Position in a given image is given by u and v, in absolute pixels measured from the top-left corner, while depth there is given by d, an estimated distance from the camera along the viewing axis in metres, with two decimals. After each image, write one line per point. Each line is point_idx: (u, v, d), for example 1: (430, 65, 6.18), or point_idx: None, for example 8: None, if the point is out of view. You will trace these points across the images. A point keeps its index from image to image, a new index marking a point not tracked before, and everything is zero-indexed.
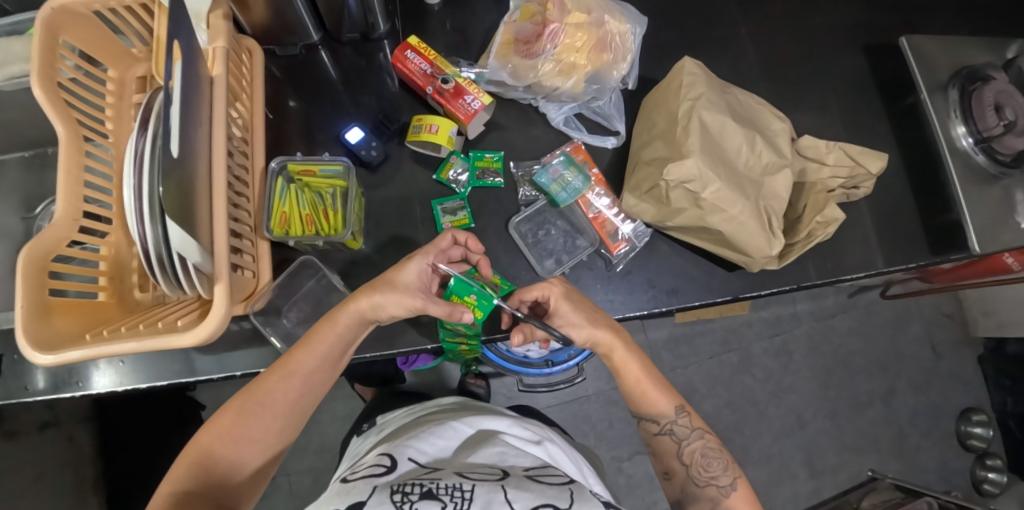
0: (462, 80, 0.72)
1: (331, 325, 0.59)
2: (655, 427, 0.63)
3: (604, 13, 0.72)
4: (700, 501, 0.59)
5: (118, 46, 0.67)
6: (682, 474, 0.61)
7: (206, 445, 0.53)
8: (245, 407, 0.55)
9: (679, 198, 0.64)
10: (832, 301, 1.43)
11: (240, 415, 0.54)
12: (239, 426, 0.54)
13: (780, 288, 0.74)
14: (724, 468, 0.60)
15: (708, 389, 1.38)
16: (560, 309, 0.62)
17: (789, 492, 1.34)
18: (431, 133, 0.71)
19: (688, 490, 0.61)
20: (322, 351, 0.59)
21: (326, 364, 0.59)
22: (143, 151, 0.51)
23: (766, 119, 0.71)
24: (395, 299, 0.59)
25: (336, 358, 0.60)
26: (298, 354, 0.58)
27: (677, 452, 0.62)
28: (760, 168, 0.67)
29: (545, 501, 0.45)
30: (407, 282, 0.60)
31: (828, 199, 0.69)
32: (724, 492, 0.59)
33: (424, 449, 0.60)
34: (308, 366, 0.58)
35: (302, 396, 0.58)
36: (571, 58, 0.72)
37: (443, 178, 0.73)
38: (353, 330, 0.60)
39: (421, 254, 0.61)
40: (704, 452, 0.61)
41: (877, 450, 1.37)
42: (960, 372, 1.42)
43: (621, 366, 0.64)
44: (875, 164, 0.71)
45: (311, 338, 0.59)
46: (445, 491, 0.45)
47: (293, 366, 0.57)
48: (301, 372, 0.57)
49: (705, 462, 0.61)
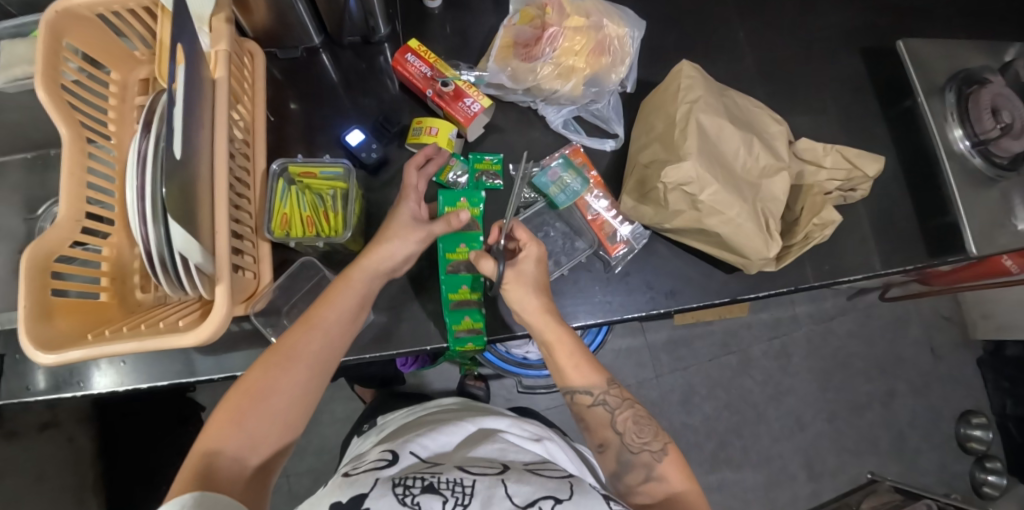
0: (461, 83, 0.72)
1: (346, 282, 0.61)
2: (587, 398, 0.63)
3: (602, 17, 0.73)
4: (637, 470, 0.59)
5: (120, 49, 0.67)
6: (616, 444, 0.61)
7: (236, 401, 0.53)
8: (272, 362, 0.56)
9: (676, 201, 0.65)
10: (831, 304, 1.44)
11: (266, 369, 0.55)
12: (266, 380, 0.55)
13: (778, 290, 0.75)
14: (655, 434, 0.61)
15: (707, 391, 1.38)
16: (525, 266, 0.65)
17: (789, 494, 1.34)
18: (431, 136, 0.72)
19: (622, 458, 0.60)
20: (342, 306, 0.60)
21: (347, 319, 0.60)
22: (146, 153, 0.51)
23: (763, 122, 0.72)
24: (401, 243, 0.63)
25: (355, 314, 0.61)
26: (318, 309, 0.59)
27: (609, 422, 0.62)
28: (758, 170, 0.68)
29: (546, 494, 0.46)
30: (405, 221, 0.64)
31: (825, 202, 0.69)
32: (656, 457, 0.59)
33: (425, 445, 0.60)
34: (330, 320, 0.59)
35: (325, 353, 0.58)
36: (570, 61, 0.72)
37: (443, 180, 0.73)
38: (368, 283, 0.62)
39: (405, 198, 0.65)
40: (637, 420, 0.62)
41: (877, 452, 1.37)
42: (959, 375, 1.42)
43: (553, 340, 0.64)
44: (872, 166, 0.71)
45: (329, 295, 0.60)
46: (447, 485, 0.46)
47: (315, 319, 0.59)
48: (322, 326, 0.59)
49: (637, 429, 0.61)
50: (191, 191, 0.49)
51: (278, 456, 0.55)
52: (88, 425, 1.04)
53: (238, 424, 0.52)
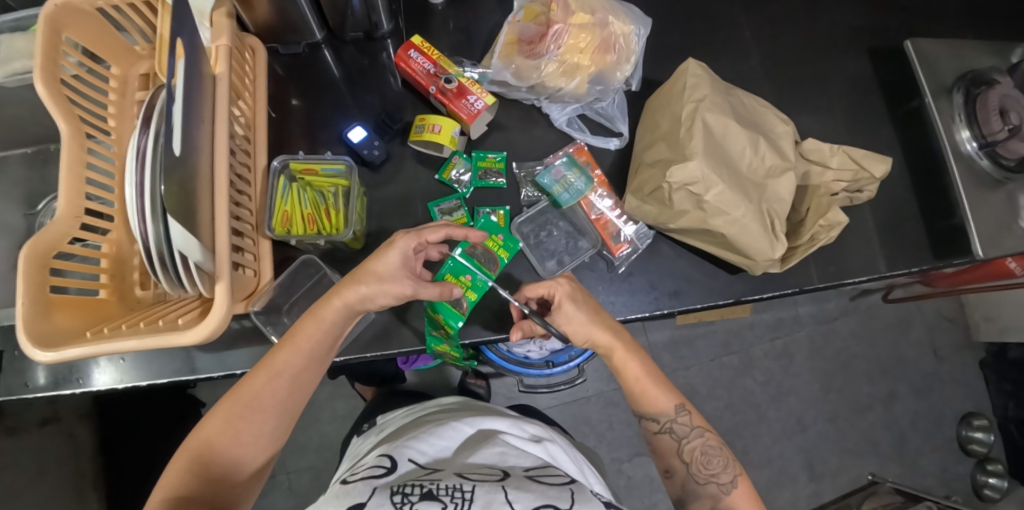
0: (464, 80, 0.72)
1: (314, 322, 0.58)
2: (654, 425, 0.63)
3: (608, 14, 0.72)
4: (702, 500, 0.59)
5: (121, 44, 0.67)
6: (682, 473, 0.61)
7: (198, 448, 0.53)
8: (234, 410, 0.54)
9: (681, 201, 0.64)
10: (834, 304, 1.43)
11: (228, 419, 0.54)
12: (229, 431, 0.54)
13: (782, 291, 0.74)
14: (725, 465, 0.60)
15: (708, 392, 1.37)
16: (563, 308, 0.61)
17: (789, 495, 1.34)
18: (433, 133, 0.71)
19: (688, 487, 0.61)
20: (307, 349, 0.58)
21: (313, 361, 0.58)
22: (145, 149, 0.51)
23: (769, 122, 0.71)
24: (381, 286, 0.58)
25: (322, 353, 0.59)
26: (282, 353, 0.57)
27: (676, 451, 0.62)
28: (763, 171, 0.67)
29: (546, 502, 0.46)
30: (392, 266, 0.58)
31: (831, 202, 0.68)
32: (724, 490, 0.59)
33: (424, 450, 0.60)
34: (294, 365, 0.57)
35: (291, 393, 0.57)
36: (575, 58, 0.71)
37: (445, 179, 0.73)
38: (340, 323, 0.59)
39: (400, 241, 0.59)
40: (705, 450, 0.61)
41: (878, 454, 1.37)
42: (961, 377, 1.42)
43: (620, 367, 0.64)
44: (879, 167, 0.70)
45: (295, 335, 0.58)
46: (445, 492, 0.45)
47: (280, 365, 0.57)
48: (288, 371, 0.57)
49: (705, 459, 0.60)
50: (189, 187, 0.49)
51: (246, 498, 0.56)
52: (87, 421, 1.04)
53: (203, 475, 0.52)
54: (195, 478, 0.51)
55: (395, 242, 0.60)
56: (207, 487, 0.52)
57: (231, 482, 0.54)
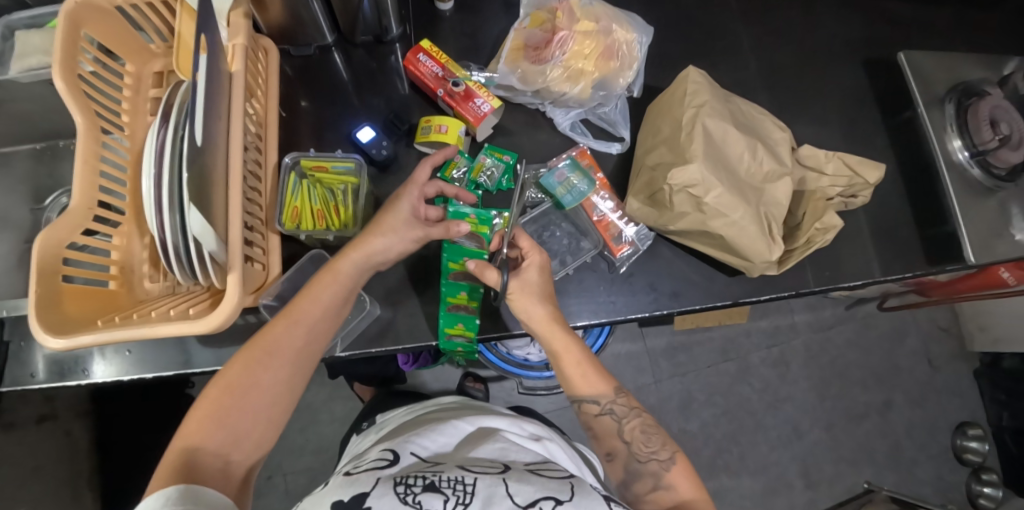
0: (472, 83, 0.73)
1: (332, 274, 0.60)
2: (595, 408, 0.63)
3: (611, 22, 0.74)
4: (644, 479, 0.59)
5: (136, 43, 0.69)
6: (623, 453, 0.62)
7: (220, 397, 0.53)
8: (254, 358, 0.55)
9: (682, 202, 0.66)
10: (829, 313, 1.44)
11: (248, 366, 0.54)
12: (249, 377, 0.54)
13: (779, 294, 0.75)
14: (662, 443, 0.61)
15: (705, 398, 1.38)
16: (527, 271, 0.65)
17: (786, 502, 1.34)
18: (441, 133, 0.72)
19: (631, 468, 0.61)
20: (325, 299, 0.59)
21: (329, 312, 0.59)
22: (164, 142, 0.52)
23: (767, 128, 0.73)
24: (392, 238, 0.61)
25: (339, 305, 0.60)
26: (300, 302, 0.58)
27: (617, 431, 0.63)
28: (761, 175, 0.69)
29: (547, 494, 0.47)
30: (405, 215, 0.62)
31: (827, 206, 0.70)
32: (664, 467, 0.59)
33: (426, 445, 0.61)
34: (312, 315, 0.58)
35: (311, 345, 0.58)
36: (579, 64, 0.73)
37: (447, 177, 0.74)
38: (354, 276, 0.61)
39: (406, 191, 0.63)
40: (643, 428, 0.62)
41: (873, 462, 1.38)
42: (955, 386, 1.43)
43: (559, 351, 0.63)
44: (873, 173, 0.71)
45: (312, 286, 0.59)
46: (447, 484, 0.46)
47: (298, 314, 0.58)
48: (305, 321, 0.58)
49: (645, 438, 0.62)
50: (206, 179, 0.50)
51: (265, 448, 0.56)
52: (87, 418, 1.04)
53: (222, 420, 0.52)
54: (215, 421, 0.52)
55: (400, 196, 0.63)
56: (225, 436, 0.52)
57: (246, 427, 0.53)
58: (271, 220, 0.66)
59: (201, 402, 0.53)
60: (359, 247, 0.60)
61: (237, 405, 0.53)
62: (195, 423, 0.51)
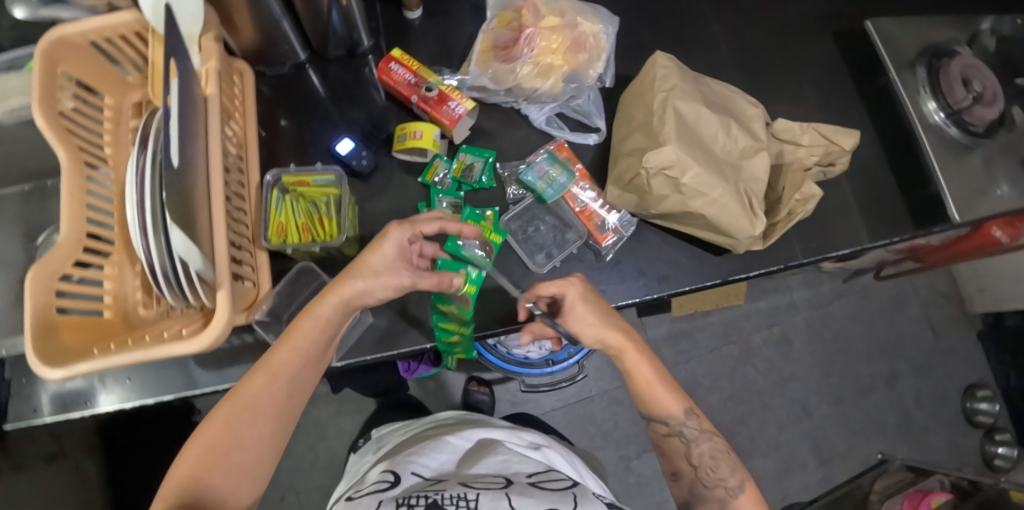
0: (445, 87, 0.74)
1: (311, 319, 0.59)
2: (664, 428, 0.64)
3: (576, 16, 0.76)
4: (709, 501, 0.60)
5: (113, 76, 0.70)
6: (689, 476, 0.62)
7: (200, 457, 0.53)
8: (234, 413, 0.55)
9: (660, 185, 0.66)
10: (828, 287, 1.44)
11: (227, 422, 0.54)
12: (230, 433, 0.54)
13: (768, 269, 0.76)
14: (733, 470, 0.61)
15: (711, 383, 1.38)
16: (575, 309, 0.63)
17: (801, 481, 1.34)
18: (416, 139, 0.73)
19: (696, 491, 0.61)
20: (303, 347, 0.59)
21: (308, 362, 0.59)
22: (143, 169, 0.53)
23: (739, 106, 0.73)
24: (371, 283, 0.59)
25: (318, 356, 0.60)
26: (280, 353, 0.58)
27: (685, 454, 0.62)
28: (736, 152, 0.69)
29: (551, 506, 0.47)
30: (389, 257, 0.60)
31: (804, 177, 0.70)
32: (732, 493, 0.59)
33: (427, 463, 0.62)
34: (292, 366, 0.58)
35: (290, 393, 0.58)
36: (548, 59, 0.74)
37: (428, 181, 0.75)
38: (334, 321, 0.60)
39: (395, 233, 0.60)
40: (712, 454, 0.62)
41: (886, 434, 1.38)
42: (961, 350, 1.43)
43: (630, 368, 0.64)
44: (848, 140, 0.72)
45: (291, 334, 0.58)
46: (450, 501, 0.47)
47: (278, 366, 0.57)
48: (286, 372, 0.58)
49: (714, 463, 0.61)
50: (186, 204, 0.50)
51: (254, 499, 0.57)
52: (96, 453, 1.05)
53: (203, 480, 0.52)
54: (197, 481, 0.52)
55: (389, 233, 0.61)
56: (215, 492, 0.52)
57: (232, 482, 0.54)
58: (257, 237, 0.67)
59: (181, 463, 0.53)
60: (341, 293, 0.58)
61: (220, 464, 0.53)
62: (177, 486, 0.51)
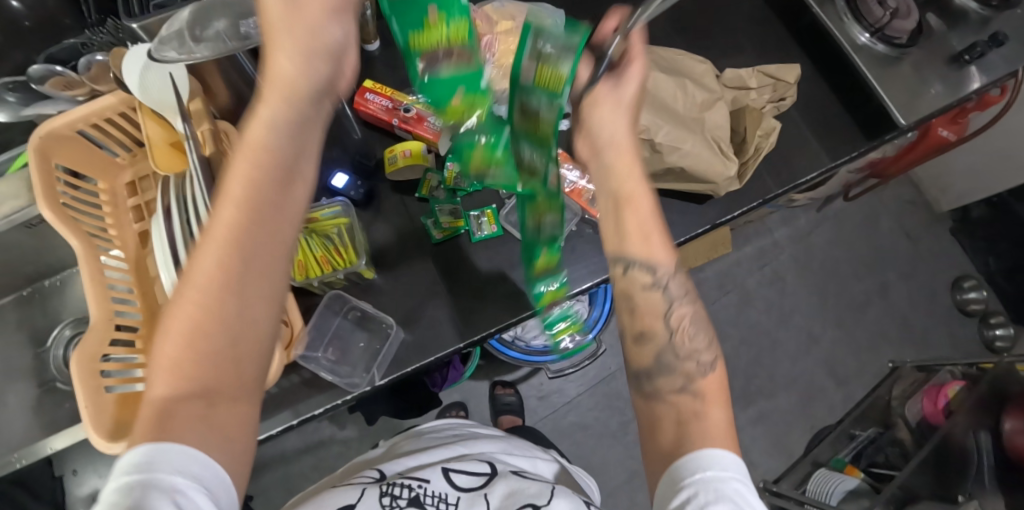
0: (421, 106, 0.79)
1: (257, 128, 0.41)
2: (647, 276, 0.51)
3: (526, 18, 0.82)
4: (673, 376, 0.49)
5: (103, 159, 0.72)
6: (662, 342, 0.50)
7: (169, 361, 0.36)
8: (202, 289, 0.37)
9: (638, 150, 0.72)
10: (805, 219, 1.52)
11: (195, 300, 0.37)
12: (202, 312, 0.37)
13: (749, 206, 0.82)
14: (706, 344, 0.51)
15: (720, 334, 1.44)
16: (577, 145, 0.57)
17: (825, 405, 1.41)
18: (407, 157, 0.77)
19: (664, 360, 0.49)
20: (255, 163, 0.40)
21: (265, 187, 0.40)
22: (173, 235, 0.56)
23: (689, 65, 0.79)
24: (303, 60, 0.42)
25: (277, 151, 0.41)
26: (229, 176, 0.39)
27: (663, 312, 0.50)
28: (698, 106, 0.75)
29: (527, 502, 0.58)
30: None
31: (761, 114, 0.77)
32: (702, 369, 0.49)
33: (411, 459, 0.69)
34: (254, 190, 0.39)
35: (251, 176, 0.39)
36: (510, 60, 0.79)
37: (426, 194, 0.79)
38: (279, 136, 0.41)
39: None
40: (693, 320, 0.51)
41: (890, 343, 1.46)
42: (938, 249, 1.52)
43: (625, 196, 0.51)
44: (790, 74, 0.80)
45: (235, 160, 0.40)
46: (430, 501, 0.58)
47: (235, 191, 0.39)
48: (248, 182, 0.39)
49: (693, 330, 0.51)
50: None
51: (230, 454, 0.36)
52: None
53: (170, 405, 0.35)
54: (168, 405, 0.35)
55: None
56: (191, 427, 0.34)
57: (250, 410, 0.39)
58: None
59: (163, 343, 0.37)
60: (270, 79, 0.41)
61: (193, 378, 0.36)
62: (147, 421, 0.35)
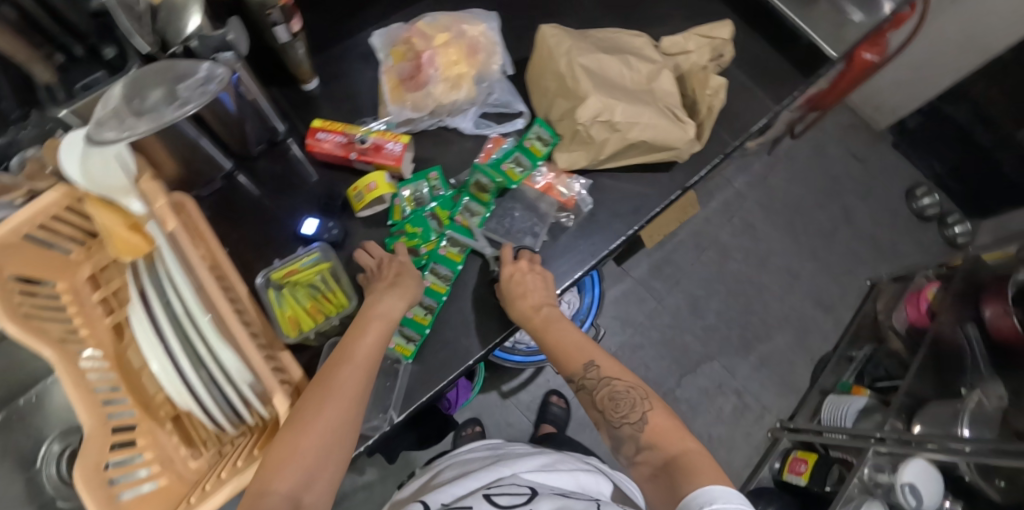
0: (376, 134, 0.77)
1: (364, 335, 0.62)
2: (579, 384, 0.67)
3: (460, 26, 0.81)
4: (626, 443, 0.62)
5: (58, 259, 0.68)
6: (603, 422, 0.65)
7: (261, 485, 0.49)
8: (292, 433, 0.52)
9: (599, 133, 0.73)
10: (759, 164, 1.57)
11: (289, 440, 0.52)
12: (292, 451, 0.51)
13: (713, 163, 0.84)
14: (635, 407, 0.63)
15: (706, 291, 1.45)
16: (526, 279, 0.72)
17: (819, 335, 1.47)
18: (372, 189, 0.74)
19: (613, 435, 0.63)
20: (357, 359, 0.59)
21: (364, 379, 0.58)
22: (158, 320, 0.53)
23: (627, 41, 0.81)
24: (423, 276, 0.68)
25: (372, 361, 0.60)
26: (338, 367, 0.58)
27: (593, 402, 0.66)
28: (644, 78, 0.77)
29: None
30: (419, 265, 0.70)
31: (704, 74, 0.80)
32: (638, 428, 0.61)
33: (454, 491, 0.68)
34: (353, 378, 0.57)
35: (357, 370, 0.58)
36: (455, 70, 0.78)
37: (398, 220, 0.75)
38: (380, 343, 0.62)
39: (412, 247, 0.72)
40: (614, 396, 0.64)
41: (864, 262, 1.53)
42: (885, 165, 1.61)
43: (548, 331, 0.69)
44: (723, 31, 0.82)
45: (347, 353, 0.60)
46: None
47: (338, 380, 0.57)
48: (354, 370, 0.58)
49: (616, 403, 0.64)
50: (224, 325, 0.55)
51: None
52: None
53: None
54: None
55: (403, 250, 0.72)
56: None
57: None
58: (273, 339, 0.66)
59: (263, 472, 0.50)
60: (397, 289, 0.67)
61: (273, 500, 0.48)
62: None
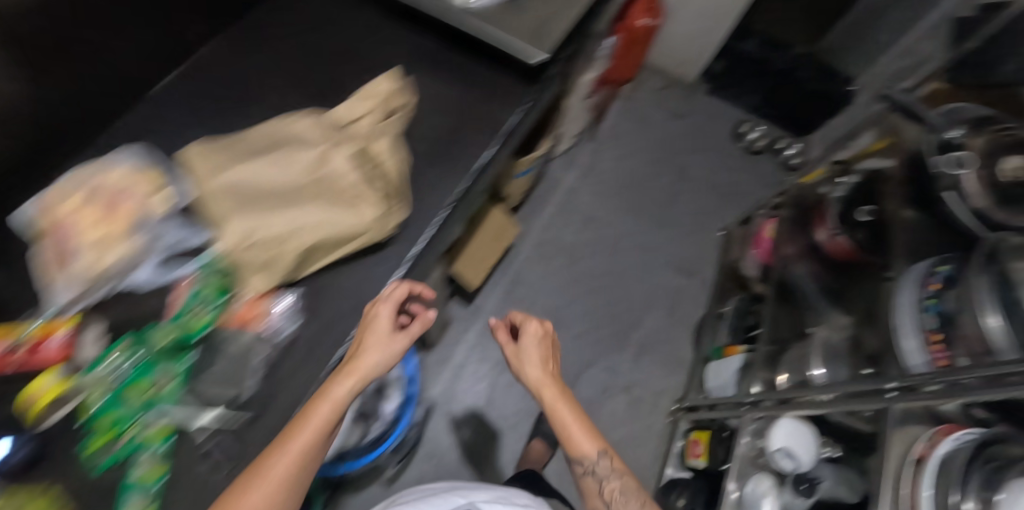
0: (35, 330, 0.57)
1: (316, 408, 0.57)
2: (580, 467, 0.78)
3: (102, 172, 0.63)
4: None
5: None
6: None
7: None
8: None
9: (260, 254, 0.64)
10: (582, 153, 1.54)
11: None
12: None
13: (438, 215, 0.75)
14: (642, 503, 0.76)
15: (565, 301, 1.38)
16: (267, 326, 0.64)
17: (689, 302, 1.44)
18: (35, 402, 0.56)
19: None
20: (302, 436, 0.56)
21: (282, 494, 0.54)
22: None
23: (285, 128, 0.71)
24: (379, 353, 0.62)
25: (312, 456, 0.57)
26: (291, 431, 0.56)
27: (598, 491, 0.77)
28: (307, 170, 0.68)
29: None
30: (384, 334, 0.63)
31: (375, 140, 0.73)
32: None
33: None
34: (280, 472, 0.54)
35: (297, 460, 0.55)
36: (99, 232, 0.60)
37: (87, 419, 0.58)
38: (326, 431, 0.57)
39: (380, 310, 0.64)
40: (620, 491, 0.76)
41: (712, 213, 1.53)
42: (703, 112, 1.64)
43: (553, 410, 0.78)
44: (387, 82, 0.76)
45: (297, 421, 0.57)
46: None
47: (263, 468, 0.54)
48: (287, 459, 0.55)
49: (622, 498, 0.76)
50: None
51: None
52: None
53: None
54: None
55: (378, 311, 0.64)
56: None
57: None
58: None
59: None
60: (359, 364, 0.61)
61: None
62: None
